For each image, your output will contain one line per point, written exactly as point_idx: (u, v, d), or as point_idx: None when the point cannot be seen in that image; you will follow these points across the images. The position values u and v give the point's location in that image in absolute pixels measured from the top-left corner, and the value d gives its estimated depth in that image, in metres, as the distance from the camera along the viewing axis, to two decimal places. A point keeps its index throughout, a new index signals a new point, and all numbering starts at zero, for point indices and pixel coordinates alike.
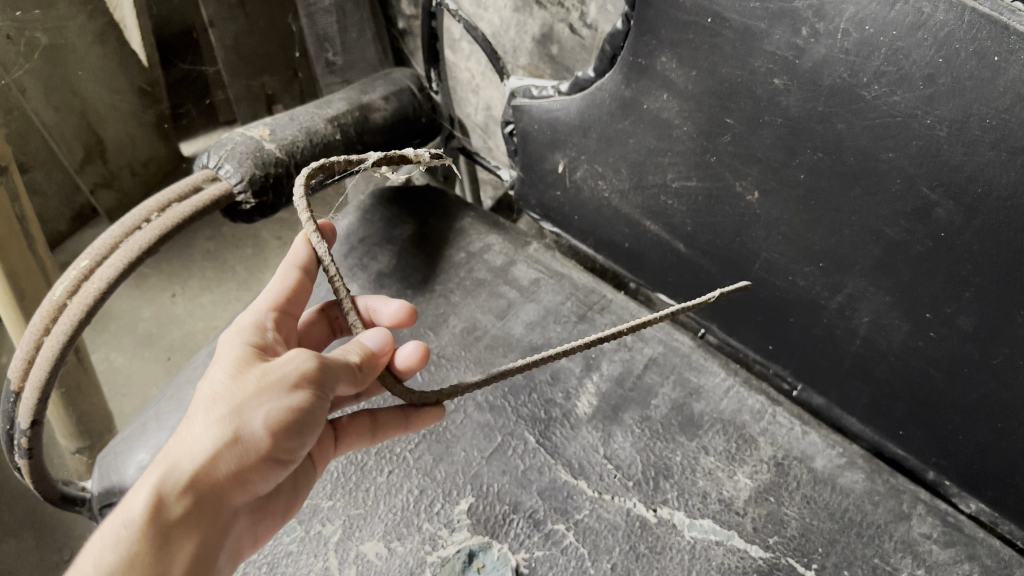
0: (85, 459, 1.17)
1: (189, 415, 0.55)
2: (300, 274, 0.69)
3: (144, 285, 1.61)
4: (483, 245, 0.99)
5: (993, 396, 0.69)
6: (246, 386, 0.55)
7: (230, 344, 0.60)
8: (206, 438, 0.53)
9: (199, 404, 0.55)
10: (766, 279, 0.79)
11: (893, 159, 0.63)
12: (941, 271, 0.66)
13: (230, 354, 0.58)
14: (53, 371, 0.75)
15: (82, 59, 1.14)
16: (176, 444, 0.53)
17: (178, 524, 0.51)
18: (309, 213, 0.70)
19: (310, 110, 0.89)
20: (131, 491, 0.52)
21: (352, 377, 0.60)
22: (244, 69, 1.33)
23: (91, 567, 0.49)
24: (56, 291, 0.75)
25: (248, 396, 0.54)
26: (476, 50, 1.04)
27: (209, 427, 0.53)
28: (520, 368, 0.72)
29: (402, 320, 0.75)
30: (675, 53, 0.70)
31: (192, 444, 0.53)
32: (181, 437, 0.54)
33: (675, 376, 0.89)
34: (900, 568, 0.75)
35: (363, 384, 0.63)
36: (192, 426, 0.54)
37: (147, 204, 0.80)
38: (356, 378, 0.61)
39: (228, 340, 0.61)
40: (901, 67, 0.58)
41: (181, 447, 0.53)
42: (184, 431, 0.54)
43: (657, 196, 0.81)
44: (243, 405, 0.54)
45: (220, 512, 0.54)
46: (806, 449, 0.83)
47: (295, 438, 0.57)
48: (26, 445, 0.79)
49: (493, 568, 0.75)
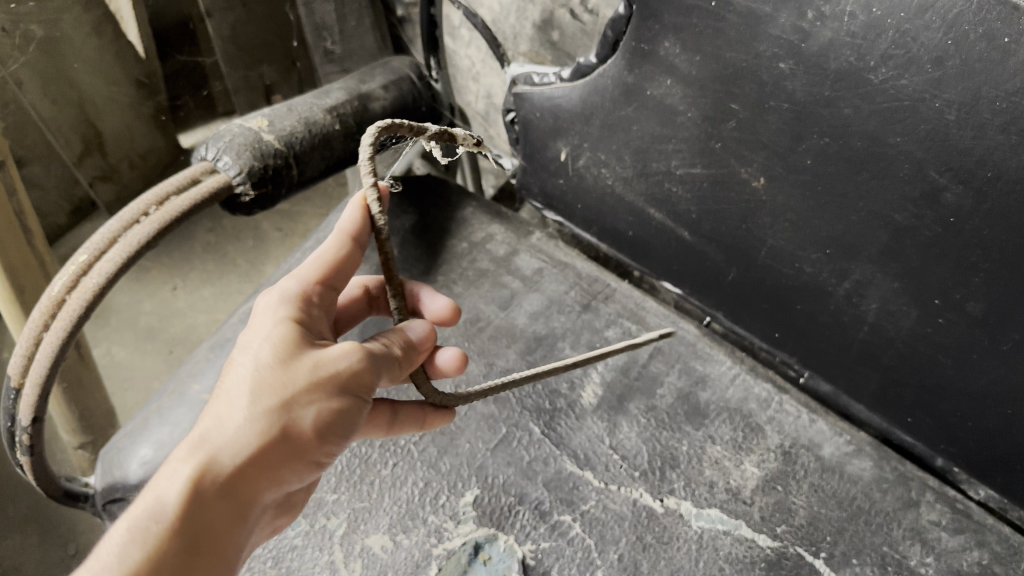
0: (88, 455, 1.16)
1: (223, 398, 0.53)
2: (353, 245, 0.64)
3: (145, 278, 1.60)
4: (485, 234, 0.98)
5: (1004, 382, 0.68)
6: (296, 380, 0.53)
7: (274, 317, 0.57)
8: (246, 428, 0.52)
9: (241, 390, 0.53)
10: (772, 267, 0.78)
11: (901, 143, 0.62)
12: (950, 256, 0.65)
13: (266, 330, 0.55)
14: (54, 367, 0.74)
15: (79, 51, 1.13)
16: (215, 432, 0.51)
17: (210, 519, 0.50)
18: (372, 178, 0.66)
19: (308, 100, 0.88)
20: (159, 479, 0.51)
21: (393, 370, 0.60)
22: (243, 59, 1.32)
23: (118, 562, 0.47)
24: (55, 286, 0.74)
25: (297, 393, 0.53)
26: (476, 38, 1.03)
27: (251, 418, 0.52)
28: (525, 378, 0.76)
29: (444, 318, 0.73)
30: (678, 38, 0.69)
31: (228, 431, 0.52)
32: (214, 421, 0.52)
33: (681, 365, 0.88)
34: (910, 556, 0.75)
35: (400, 377, 0.62)
36: (232, 416, 0.52)
37: (145, 197, 0.78)
38: (395, 374, 0.61)
39: (273, 310, 0.57)
40: (909, 50, 0.57)
41: (214, 435, 0.52)
42: (216, 416, 0.52)
43: (661, 182, 0.80)
44: (291, 399, 0.53)
45: (252, 505, 0.53)
46: (814, 437, 0.82)
47: (335, 437, 0.56)
48: (28, 442, 0.78)
49: (500, 560, 0.75)
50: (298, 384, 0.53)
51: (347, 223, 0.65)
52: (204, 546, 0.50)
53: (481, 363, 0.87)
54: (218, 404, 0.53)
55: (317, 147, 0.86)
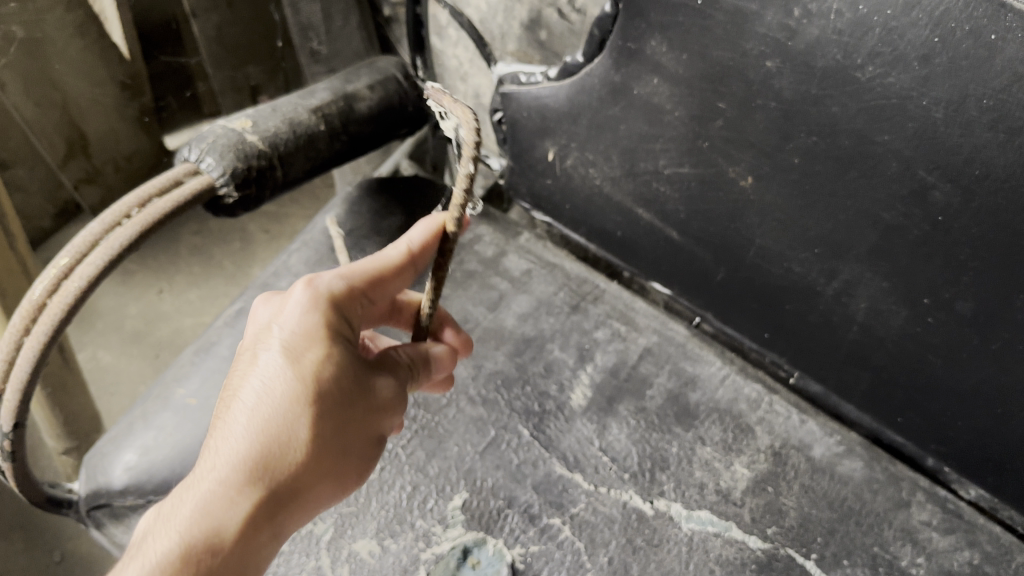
0: (72, 460, 1.15)
1: (275, 420, 0.55)
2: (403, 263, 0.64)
3: (131, 281, 1.59)
4: (473, 235, 0.98)
5: (994, 381, 0.68)
6: (346, 419, 0.57)
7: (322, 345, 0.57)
8: (300, 460, 0.55)
9: (294, 424, 0.55)
10: (760, 267, 0.78)
11: (889, 142, 0.61)
12: (938, 255, 0.64)
13: (321, 352, 0.57)
14: (35, 373, 0.73)
15: (62, 52, 1.11)
16: (270, 465, 0.55)
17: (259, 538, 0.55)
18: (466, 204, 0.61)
19: (292, 100, 0.87)
20: (211, 500, 0.54)
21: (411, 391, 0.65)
22: (226, 59, 1.30)
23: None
24: (35, 290, 0.73)
25: (344, 431, 0.57)
26: (463, 38, 1.02)
27: (303, 454, 0.55)
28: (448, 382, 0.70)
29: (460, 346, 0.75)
30: (665, 37, 0.68)
31: (283, 462, 0.55)
32: (266, 446, 0.55)
33: (670, 366, 0.87)
34: (901, 556, 0.74)
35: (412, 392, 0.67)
36: (283, 448, 0.55)
37: (127, 200, 0.77)
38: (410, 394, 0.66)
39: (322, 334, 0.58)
40: (896, 48, 0.57)
41: (268, 462, 0.55)
42: (270, 441, 0.55)
43: (648, 182, 0.80)
44: (340, 437, 0.57)
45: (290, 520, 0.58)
46: (804, 438, 0.82)
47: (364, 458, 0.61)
48: (9, 449, 0.76)
49: (488, 564, 0.74)
50: (347, 422, 0.57)
51: (416, 244, 0.64)
52: (252, 566, 0.55)
53: (469, 366, 0.86)
54: (270, 425, 0.55)
55: (301, 148, 0.85)
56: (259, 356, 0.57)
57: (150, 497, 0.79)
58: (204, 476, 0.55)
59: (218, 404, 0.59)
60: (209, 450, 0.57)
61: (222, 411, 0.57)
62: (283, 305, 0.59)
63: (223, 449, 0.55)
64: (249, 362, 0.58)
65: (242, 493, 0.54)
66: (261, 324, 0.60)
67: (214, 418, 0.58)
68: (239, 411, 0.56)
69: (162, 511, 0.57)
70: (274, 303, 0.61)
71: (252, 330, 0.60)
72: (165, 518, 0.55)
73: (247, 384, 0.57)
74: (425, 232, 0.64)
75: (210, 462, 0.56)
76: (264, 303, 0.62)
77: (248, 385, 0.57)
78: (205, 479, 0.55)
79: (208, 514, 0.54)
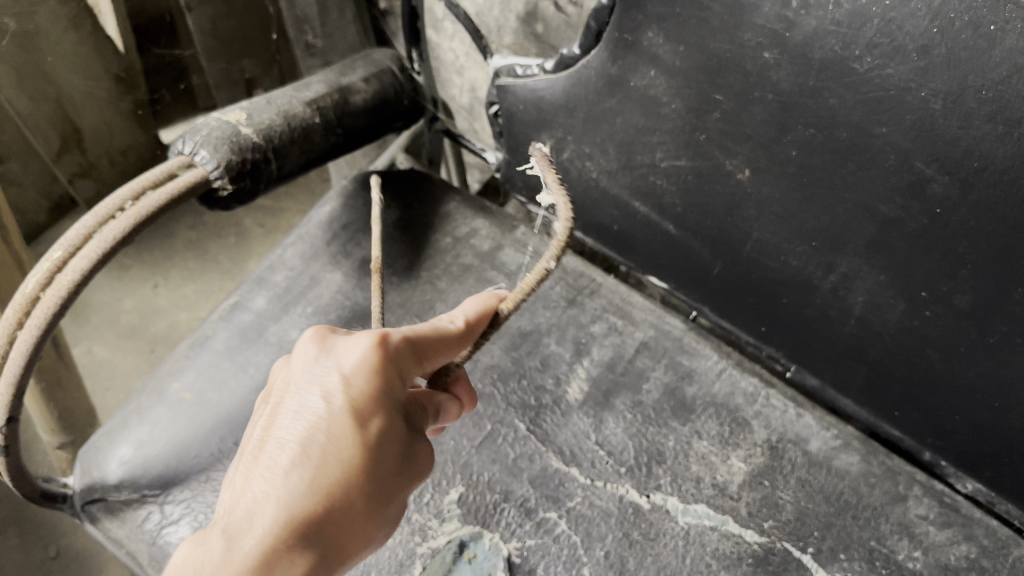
0: (68, 456, 1.15)
1: (333, 484, 0.52)
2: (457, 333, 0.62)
3: (126, 275, 1.58)
4: (469, 229, 0.97)
5: (992, 374, 0.67)
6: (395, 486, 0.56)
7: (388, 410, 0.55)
8: (355, 522, 0.53)
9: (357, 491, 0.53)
10: (757, 260, 0.78)
11: (887, 134, 0.61)
12: (936, 248, 0.64)
13: (385, 417, 0.55)
14: (28, 366, 0.72)
15: (56, 45, 1.10)
16: (328, 529, 0.52)
17: None
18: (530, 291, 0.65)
19: (287, 93, 0.86)
20: (267, 564, 0.50)
21: None
22: (222, 52, 1.31)
23: None
24: (28, 284, 0.72)
25: (392, 497, 0.56)
26: (459, 30, 1.01)
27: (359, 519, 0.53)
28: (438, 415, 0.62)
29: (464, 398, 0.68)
30: (662, 29, 0.68)
31: (337, 529, 0.52)
32: (319, 511, 0.52)
33: (667, 360, 0.87)
34: (897, 550, 0.74)
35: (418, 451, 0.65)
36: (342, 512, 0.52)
37: (120, 192, 0.77)
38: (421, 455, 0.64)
39: (388, 398, 0.55)
40: (894, 39, 0.56)
41: (319, 530, 0.52)
42: (332, 502, 0.52)
43: (645, 175, 0.79)
44: (388, 503, 0.55)
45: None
46: (801, 432, 0.81)
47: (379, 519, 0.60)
48: (3, 443, 0.75)
49: (485, 558, 0.74)
50: (394, 489, 0.56)
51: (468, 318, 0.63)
52: None
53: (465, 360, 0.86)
54: (327, 490, 0.52)
55: (296, 141, 0.84)
56: (317, 406, 0.53)
57: (145, 491, 0.79)
58: (241, 531, 0.50)
59: (255, 448, 0.54)
60: (245, 500, 0.52)
61: (265, 461, 0.53)
62: (345, 356, 0.55)
63: (269, 504, 0.51)
64: (303, 410, 0.54)
65: (288, 558, 0.50)
66: (318, 370, 0.55)
67: (249, 464, 0.53)
68: (293, 466, 0.52)
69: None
70: (330, 348, 0.57)
71: (303, 372, 0.56)
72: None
73: (302, 435, 0.53)
74: (477, 307, 0.64)
75: (249, 516, 0.51)
76: (317, 345, 0.57)
77: (305, 437, 0.52)
78: (246, 534, 0.50)
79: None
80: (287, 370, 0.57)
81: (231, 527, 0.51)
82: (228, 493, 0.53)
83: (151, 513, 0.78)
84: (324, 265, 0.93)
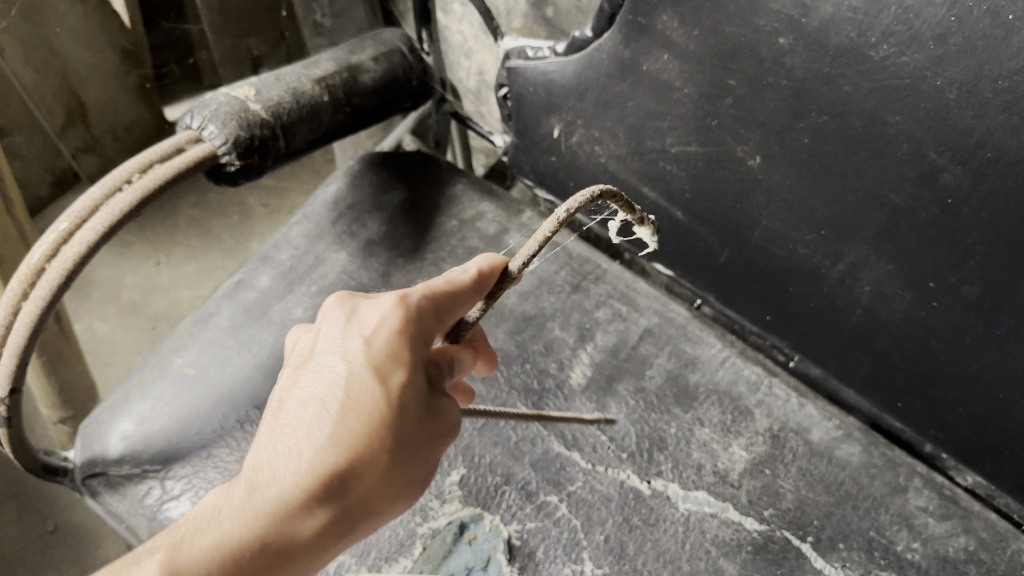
0: (68, 430, 1.14)
1: (353, 439, 0.53)
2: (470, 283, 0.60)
3: (128, 252, 1.58)
4: (475, 212, 0.96)
5: (996, 367, 0.68)
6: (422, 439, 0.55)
7: (403, 365, 0.55)
8: (379, 473, 0.53)
9: (380, 443, 0.53)
10: (765, 248, 0.77)
11: (900, 123, 0.61)
12: (946, 239, 0.64)
13: (399, 376, 0.55)
14: (33, 338, 0.72)
15: (62, 18, 1.09)
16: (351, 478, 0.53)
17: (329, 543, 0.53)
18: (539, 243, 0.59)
19: (296, 70, 0.86)
20: (285, 508, 0.52)
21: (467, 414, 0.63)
22: (230, 30, 1.28)
23: None
24: (34, 255, 0.72)
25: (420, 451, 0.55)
26: (468, 12, 1.00)
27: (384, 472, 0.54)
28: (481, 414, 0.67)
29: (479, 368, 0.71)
30: (676, 12, 0.67)
31: (362, 476, 0.53)
32: (339, 463, 0.52)
33: (671, 347, 0.86)
34: (896, 541, 0.75)
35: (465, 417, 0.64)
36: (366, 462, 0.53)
37: (128, 164, 0.76)
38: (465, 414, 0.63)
39: (402, 354, 0.55)
40: (911, 27, 0.56)
41: (340, 478, 0.52)
42: (350, 451, 0.53)
43: (655, 161, 0.79)
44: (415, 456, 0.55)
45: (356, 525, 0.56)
46: (803, 422, 0.81)
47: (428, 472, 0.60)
48: (4, 414, 0.75)
49: (485, 539, 0.75)
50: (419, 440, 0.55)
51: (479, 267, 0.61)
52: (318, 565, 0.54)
53: None
54: (348, 443, 0.53)
55: (305, 119, 0.84)
56: (336, 366, 0.55)
57: (145, 466, 0.79)
58: (261, 481, 0.53)
59: (280, 405, 0.56)
60: (268, 453, 0.54)
61: (288, 417, 0.54)
62: (365, 320, 0.57)
63: (289, 458, 0.53)
64: (324, 370, 0.55)
65: (302, 510, 0.52)
66: (340, 333, 0.57)
67: (274, 421, 0.55)
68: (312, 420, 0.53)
69: (200, 506, 0.54)
70: (353, 313, 0.58)
71: (327, 336, 0.58)
72: (211, 518, 0.52)
73: (320, 395, 0.54)
74: (492, 264, 0.61)
75: (271, 468, 0.53)
76: (340, 306, 0.59)
77: (323, 395, 0.54)
78: (267, 485, 0.53)
79: (262, 526, 0.51)
80: (314, 331, 0.59)
81: (255, 476, 0.53)
82: (254, 444, 0.56)
83: (152, 488, 0.79)
84: (329, 245, 0.93)
